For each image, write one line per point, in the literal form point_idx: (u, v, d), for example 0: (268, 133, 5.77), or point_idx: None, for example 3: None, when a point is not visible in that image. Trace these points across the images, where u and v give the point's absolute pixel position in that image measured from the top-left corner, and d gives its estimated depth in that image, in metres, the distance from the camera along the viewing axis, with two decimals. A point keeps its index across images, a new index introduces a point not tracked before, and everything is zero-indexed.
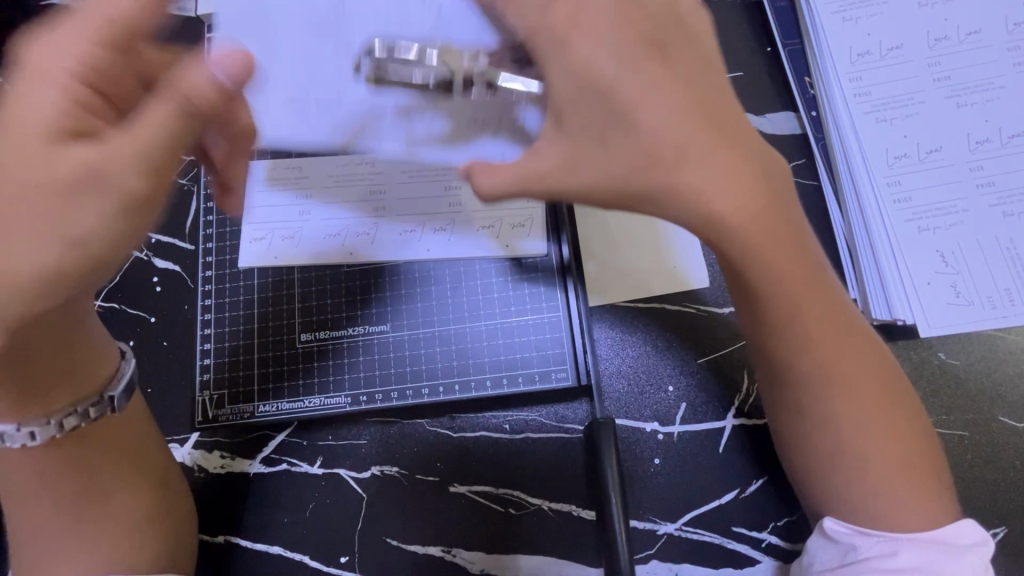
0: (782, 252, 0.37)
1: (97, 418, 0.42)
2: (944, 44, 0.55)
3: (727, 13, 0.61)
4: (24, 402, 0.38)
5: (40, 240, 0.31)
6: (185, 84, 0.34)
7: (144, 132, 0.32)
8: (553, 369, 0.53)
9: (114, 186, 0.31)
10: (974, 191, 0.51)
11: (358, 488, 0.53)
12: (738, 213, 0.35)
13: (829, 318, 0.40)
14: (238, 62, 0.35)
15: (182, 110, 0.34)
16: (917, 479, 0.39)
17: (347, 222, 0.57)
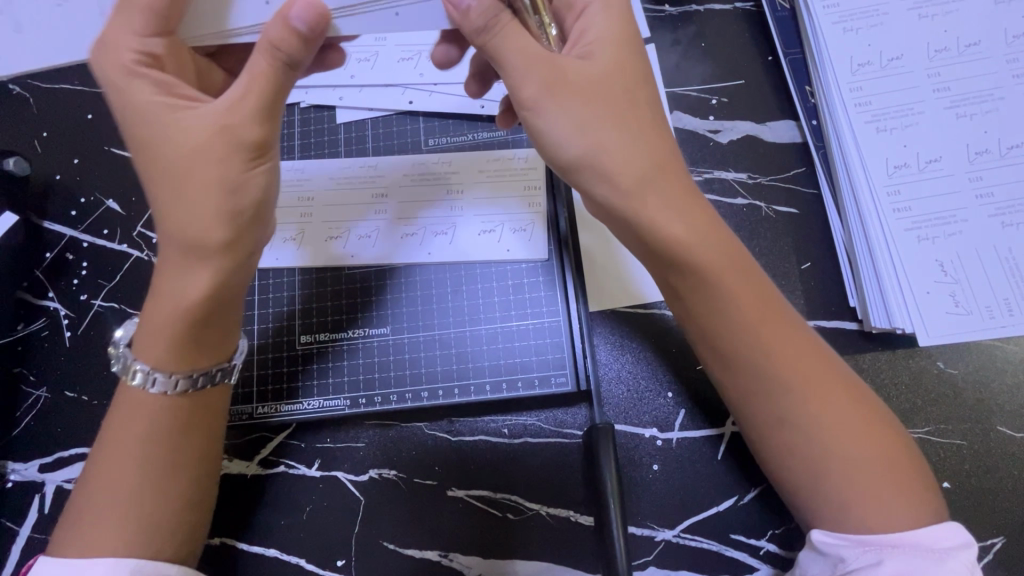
0: (736, 261, 0.42)
1: (206, 386, 0.44)
2: (943, 55, 0.55)
3: (728, 22, 0.62)
4: (182, 350, 0.42)
5: (213, 216, 0.39)
6: (278, 40, 0.39)
7: (253, 97, 0.40)
8: (552, 374, 0.53)
9: (235, 141, 0.40)
10: (974, 201, 0.52)
11: (356, 491, 0.53)
12: (693, 220, 0.41)
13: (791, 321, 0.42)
14: (314, 11, 0.39)
15: (286, 66, 0.40)
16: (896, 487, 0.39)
17: (350, 216, 0.57)
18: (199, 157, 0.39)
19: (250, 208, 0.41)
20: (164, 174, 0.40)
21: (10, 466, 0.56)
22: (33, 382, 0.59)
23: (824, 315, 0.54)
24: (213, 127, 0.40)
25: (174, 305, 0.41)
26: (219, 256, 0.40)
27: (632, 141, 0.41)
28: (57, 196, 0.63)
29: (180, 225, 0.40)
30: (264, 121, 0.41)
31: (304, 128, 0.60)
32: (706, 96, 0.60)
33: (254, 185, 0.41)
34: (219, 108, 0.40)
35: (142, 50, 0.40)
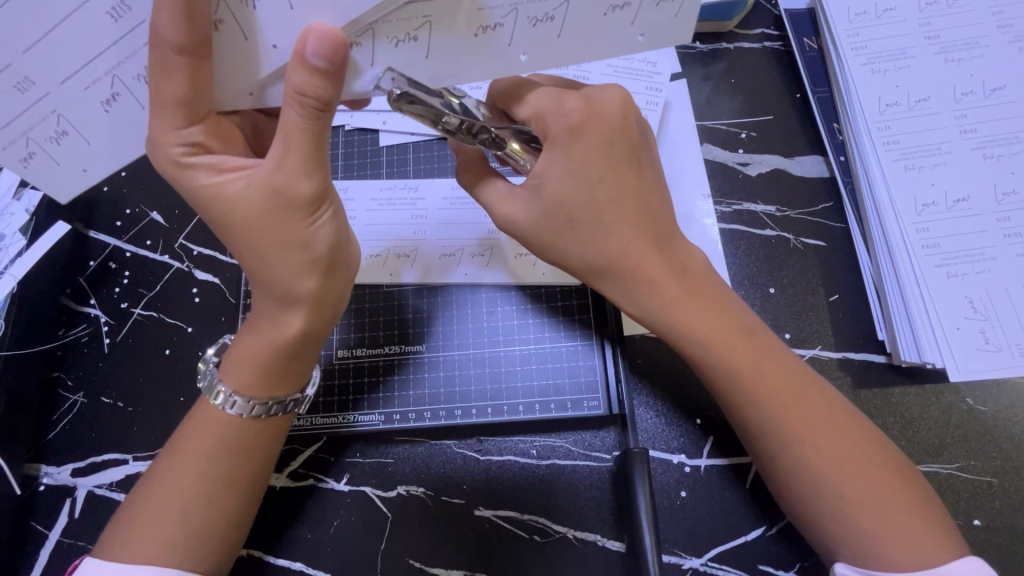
0: (719, 333, 0.45)
1: (278, 414, 0.47)
2: (969, 98, 0.57)
3: (757, 60, 0.64)
4: (271, 387, 0.45)
5: (296, 271, 0.42)
6: (303, 86, 0.37)
7: (294, 154, 0.39)
8: (584, 398, 0.54)
9: (290, 200, 0.40)
10: (1002, 240, 0.53)
11: (384, 507, 0.53)
12: (671, 302, 0.45)
13: (777, 375, 0.44)
14: (330, 42, 0.36)
15: (316, 111, 0.38)
16: (904, 524, 0.41)
17: (390, 236, 0.59)
18: (263, 223, 0.41)
19: (324, 257, 0.43)
20: (238, 242, 0.42)
21: (42, 470, 0.57)
22: (70, 387, 0.60)
23: (852, 347, 0.55)
24: (264, 189, 0.40)
25: (259, 344, 0.44)
26: (309, 301, 0.44)
27: (603, 238, 0.45)
28: (102, 206, 0.65)
29: (272, 276, 0.43)
30: (315, 170, 0.40)
31: (347, 149, 0.62)
32: (736, 130, 0.62)
33: (321, 236, 0.42)
34: (267, 167, 0.40)
35: (185, 142, 0.40)
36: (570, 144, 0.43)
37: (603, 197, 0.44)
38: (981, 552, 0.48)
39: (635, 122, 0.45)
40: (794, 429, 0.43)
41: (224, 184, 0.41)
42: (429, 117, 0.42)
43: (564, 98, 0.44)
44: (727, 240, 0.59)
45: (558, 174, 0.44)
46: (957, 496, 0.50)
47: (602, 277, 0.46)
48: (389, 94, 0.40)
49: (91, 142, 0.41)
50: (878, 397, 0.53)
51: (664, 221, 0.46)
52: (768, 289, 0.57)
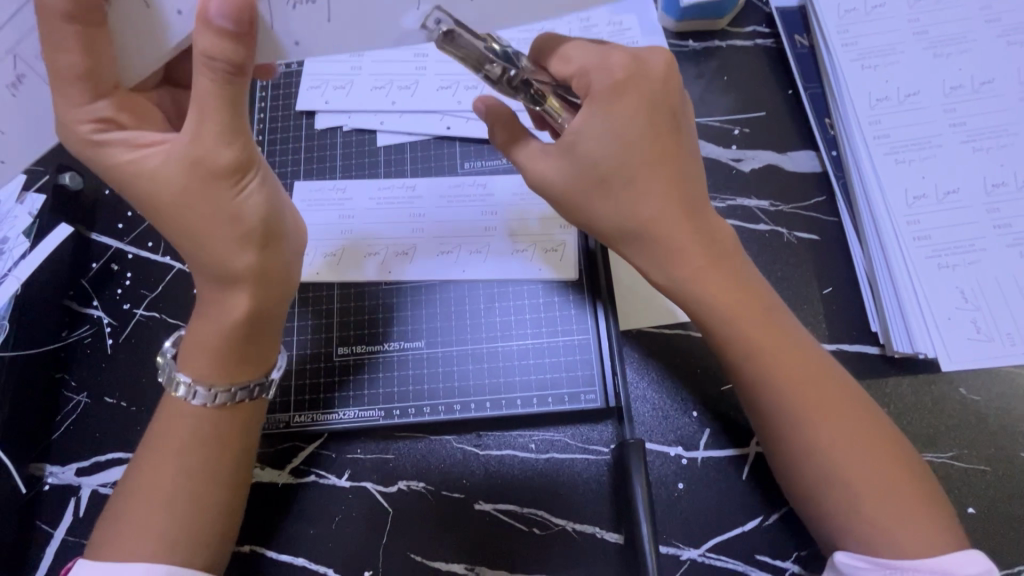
0: (740, 304, 0.45)
1: (246, 400, 0.48)
2: (958, 92, 0.58)
3: (750, 58, 0.65)
4: (228, 367, 0.46)
5: (233, 246, 0.43)
6: (210, 49, 0.37)
7: (210, 119, 0.40)
8: (581, 391, 0.54)
9: (211, 170, 0.41)
10: (991, 231, 0.53)
11: (386, 502, 0.54)
12: (699, 272, 0.45)
13: (793, 350, 0.45)
14: (236, 4, 0.36)
15: (230, 75, 0.38)
16: (913, 508, 0.41)
17: (388, 234, 0.59)
18: (190, 196, 0.42)
19: (257, 227, 0.44)
20: (170, 225, 0.43)
21: (47, 469, 0.58)
22: (74, 387, 0.61)
23: (846, 339, 0.55)
24: (184, 163, 0.41)
25: (209, 325, 0.45)
26: (247, 277, 0.45)
27: (635, 200, 0.44)
28: (104, 209, 0.66)
29: (207, 253, 0.44)
30: (235, 139, 0.41)
31: (346, 149, 0.63)
32: (729, 126, 0.63)
33: (252, 206, 0.43)
34: (184, 142, 0.41)
35: (93, 120, 0.41)
36: (614, 99, 0.43)
37: (639, 159, 0.44)
38: (975, 540, 0.49)
39: (678, 89, 0.46)
40: (811, 401, 0.44)
41: (144, 162, 0.42)
42: (472, 61, 0.42)
43: (609, 56, 0.44)
44: None
45: (596, 132, 0.43)
46: (952, 485, 0.51)
47: (630, 241, 0.46)
48: (433, 32, 0.41)
49: (9, 129, 0.41)
50: (872, 388, 0.54)
51: (697, 191, 0.46)
52: None
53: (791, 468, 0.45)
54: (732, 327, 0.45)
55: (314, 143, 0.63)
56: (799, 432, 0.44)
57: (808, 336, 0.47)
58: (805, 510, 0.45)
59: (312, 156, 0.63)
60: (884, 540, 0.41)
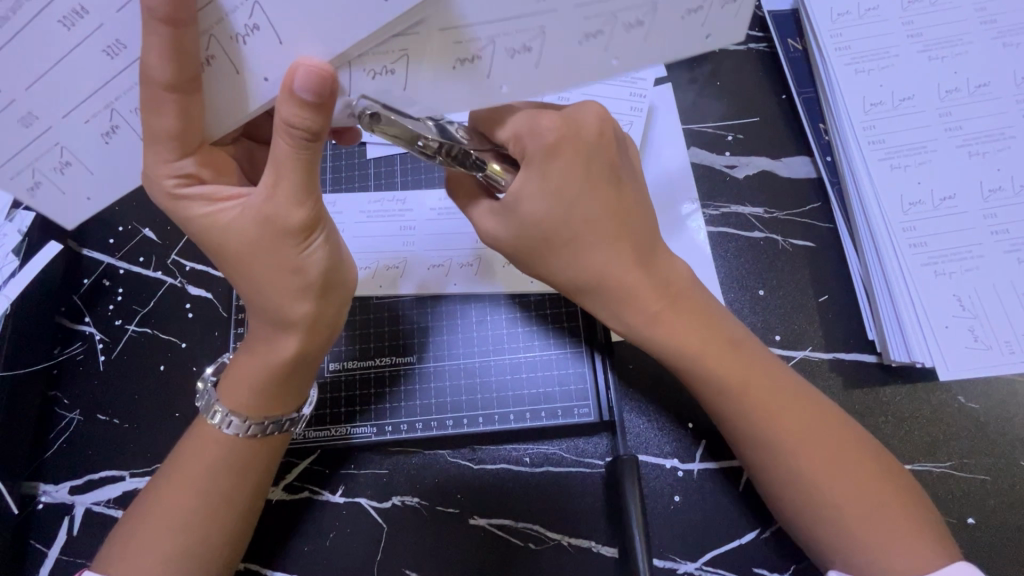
0: (706, 346, 0.45)
1: (274, 432, 0.47)
2: (954, 95, 0.57)
3: (743, 62, 0.64)
4: (267, 406, 0.46)
5: (291, 295, 0.43)
6: (292, 119, 0.36)
7: (286, 179, 0.39)
8: (575, 405, 0.54)
9: (281, 229, 0.40)
10: (988, 237, 0.53)
11: (380, 518, 0.53)
12: (655, 318, 0.46)
13: (763, 387, 0.45)
14: (315, 76, 0.35)
15: (305, 141, 0.38)
16: (905, 544, 0.40)
17: (380, 249, 0.59)
18: (259, 247, 0.41)
19: (317, 281, 0.43)
20: (234, 268, 0.43)
21: (41, 488, 0.58)
22: (66, 405, 0.60)
23: (843, 348, 0.55)
24: (255, 217, 0.40)
25: (257, 366, 0.45)
26: (304, 324, 0.44)
27: (584, 254, 0.45)
28: (95, 224, 0.66)
29: (266, 299, 0.43)
30: (305, 199, 0.40)
31: (336, 162, 0.62)
32: (723, 133, 0.62)
33: (314, 261, 0.42)
34: (259, 195, 0.40)
35: (176, 174, 0.40)
36: (546, 162, 0.43)
37: (581, 216, 0.44)
38: (975, 551, 0.48)
39: (614, 137, 0.45)
40: (784, 441, 0.43)
41: (219, 214, 0.42)
42: (404, 139, 0.41)
43: (540, 116, 0.43)
44: (716, 243, 0.59)
45: (535, 194, 0.44)
46: (949, 494, 0.50)
47: (587, 294, 0.47)
48: (359, 117, 0.40)
49: (95, 172, 0.40)
50: (869, 397, 0.53)
51: (648, 237, 0.46)
52: (758, 291, 0.57)
53: (772, 493, 0.45)
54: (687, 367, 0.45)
55: None
56: (768, 469, 0.44)
57: (782, 363, 0.47)
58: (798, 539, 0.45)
59: None
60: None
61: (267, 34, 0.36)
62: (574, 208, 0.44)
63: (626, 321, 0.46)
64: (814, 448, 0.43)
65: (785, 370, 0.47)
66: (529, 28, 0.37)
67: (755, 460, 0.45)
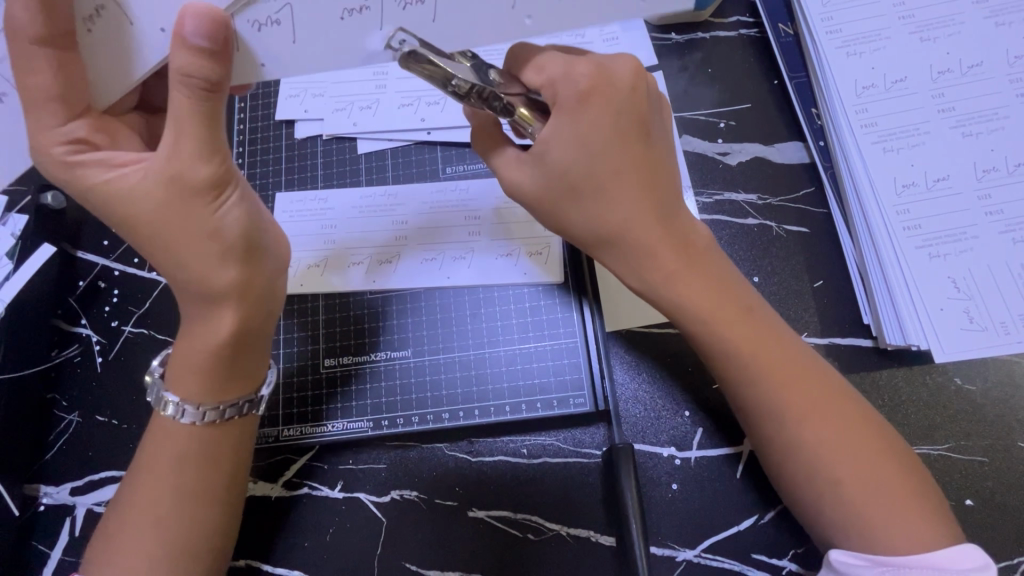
0: (722, 306, 0.45)
1: (235, 417, 0.47)
2: (947, 76, 0.56)
3: (734, 49, 0.64)
4: (224, 386, 0.46)
5: (214, 262, 0.42)
6: (187, 67, 0.37)
7: (187, 137, 0.39)
8: (570, 395, 0.54)
9: (189, 186, 0.40)
10: (983, 218, 0.53)
11: (379, 513, 0.53)
12: (672, 275, 0.45)
13: (776, 351, 0.45)
14: (210, 20, 0.36)
15: (204, 92, 0.38)
16: (903, 514, 0.41)
17: (371, 243, 0.59)
18: (169, 212, 0.41)
19: (237, 244, 0.43)
20: (154, 241, 0.42)
21: (42, 490, 0.58)
22: (65, 407, 0.60)
23: (838, 333, 0.55)
24: (162, 179, 0.40)
25: (202, 347, 0.44)
26: (234, 294, 0.44)
27: (604, 209, 0.44)
28: (90, 226, 0.66)
29: (190, 272, 0.42)
30: (212, 155, 0.40)
31: (326, 159, 0.62)
32: (715, 120, 0.62)
33: (231, 220, 0.42)
34: (159, 158, 0.40)
35: (67, 139, 0.40)
36: (576, 110, 0.42)
37: (605, 168, 0.44)
38: (974, 531, 0.48)
39: (646, 96, 0.44)
40: (792, 407, 0.43)
41: (122, 178, 0.41)
42: (439, 78, 0.41)
43: (575, 65, 0.43)
44: (710, 231, 0.58)
45: (563, 141, 0.43)
46: (948, 476, 0.50)
47: (603, 249, 0.46)
48: (398, 53, 0.40)
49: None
50: (865, 381, 0.53)
51: (671, 201, 0.46)
52: (752, 277, 0.57)
53: (776, 466, 0.45)
54: (708, 327, 0.45)
55: (295, 153, 0.63)
56: (772, 433, 0.44)
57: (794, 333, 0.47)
58: (800, 513, 0.45)
59: (293, 166, 0.62)
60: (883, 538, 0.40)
61: (282, 27, 0.39)
62: (599, 165, 0.43)
63: (645, 271, 0.45)
64: (823, 401, 0.43)
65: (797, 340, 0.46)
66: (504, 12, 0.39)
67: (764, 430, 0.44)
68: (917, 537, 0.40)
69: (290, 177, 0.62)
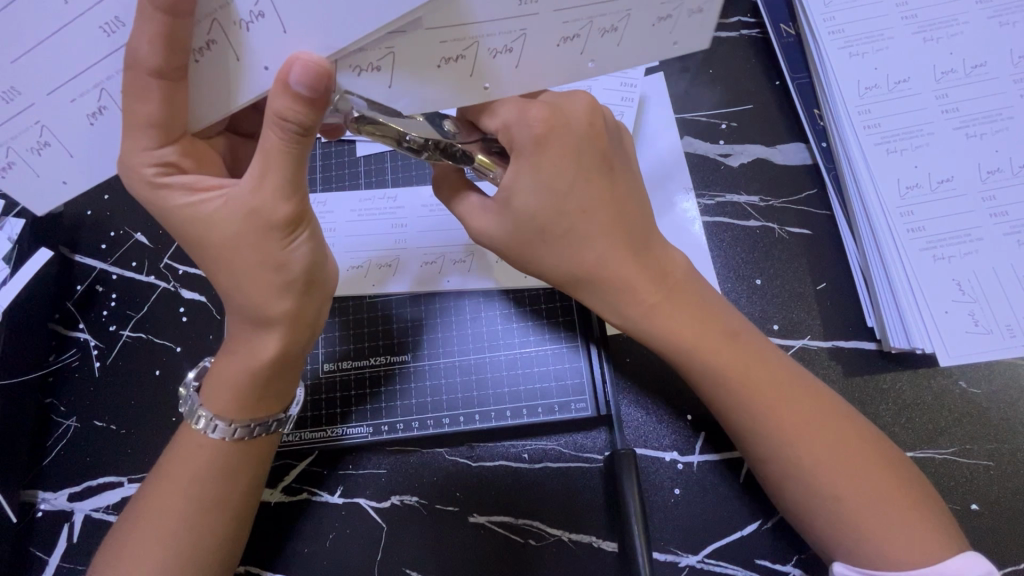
0: (701, 338, 0.45)
1: (262, 435, 0.47)
2: (950, 76, 0.56)
3: (735, 49, 0.63)
4: (262, 406, 0.46)
5: (272, 293, 0.42)
6: (285, 111, 0.37)
7: (273, 174, 0.39)
8: (572, 400, 0.54)
9: (267, 222, 0.40)
10: (987, 220, 0.52)
11: (379, 518, 0.53)
12: (653, 309, 0.45)
13: (762, 386, 0.44)
14: (316, 72, 0.36)
15: (298, 135, 0.38)
16: (907, 530, 0.40)
17: (371, 247, 0.58)
18: (240, 241, 0.41)
19: (300, 277, 0.43)
20: (212, 261, 0.42)
21: (40, 495, 0.57)
22: (63, 412, 0.60)
23: (842, 336, 0.54)
24: (242, 210, 0.40)
25: (244, 367, 0.44)
26: (283, 323, 0.43)
27: (579, 249, 0.45)
28: (88, 230, 0.65)
29: (243, 295, 0.42)
30: (293, 193, 0.40)
31: (325, 161, 0.62)
32: (716, 121, 0.61)
33: (298, 258, 0.42)
34: (245, 187, 0.40)
35: (156, 163, 0.40)
36: (537, 154, 0.42)
37: (576, 208, 0.44)
38: (979, 537, 0.48)
39: (605, 129, 0.45)
40: (782, 436, 0.43)
41: (201, 204, 0.41)
42: (392, 137, 0.42)
43: (529, 108, 0.42)
44: (712, 233, 0.58)
45: (529, 188, 0.43)
46: (952, 481, 0.49)
47: (583, 288, 0.46)
48: (348, 121, 0.42)
49: (74, 154, 0.40)
50: (869, 385, 0.52)
51: (642, 232, 0.46)
52: (754, 280, 0.56)
53: (774, 485, 0.44)
54: (683, 363, 0.45)
55: None
56: (764, 461, 0.44)
57: (780, 352, 0.46)
58: (796, 524, 0.44)
59: None
60: (892, 555, 0.40)
61: (270, 22, 0.36)
62: (569, 205, 0.44)
63: (621, 311, 0.46)
64: (812, 429, 0.42)
65: (783, 360, 0.46)
66: (511, 31, 0.38)
67: (755, 457, 0.44)
68: (925, 555, 0.39)
69: None
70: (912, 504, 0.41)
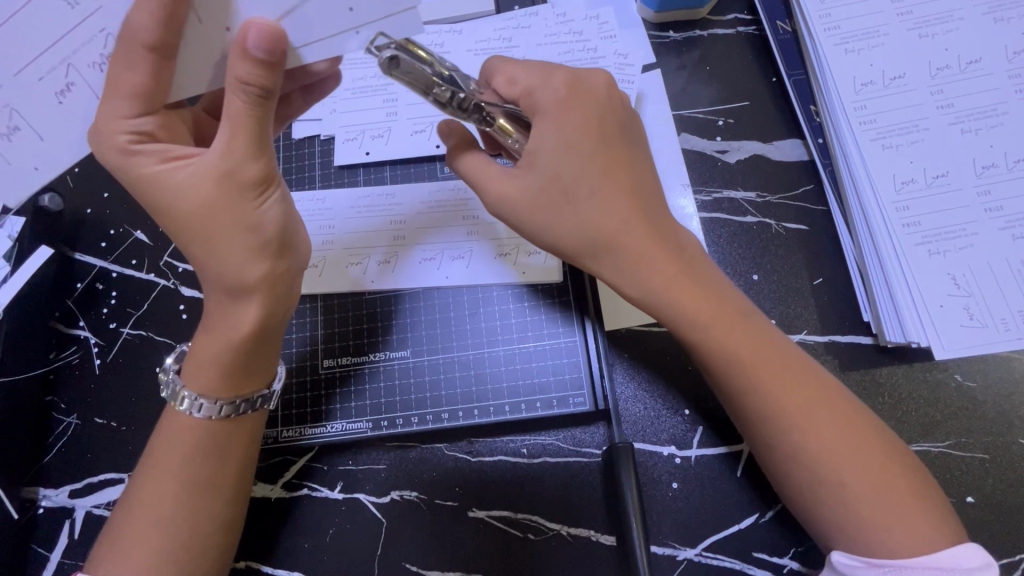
0: (716, 313, 0.44)
1: (247, 412, 0.47)
2: (945, 72, 0.56)
3: (731, 46, 0.64)
4: (242, 382, 0.46)
5: (247, 257, 0.43)
6: (245, 75, 0.38)
7: (243, 136, 0.41)
8: (570, 394, 0.54)
9: (238, 183, 0.41)
10: (982, 215, 0.53)
11: (379, 514, 0.53)
12: (671, 280, 0.44)
13: (776, 361, 0.44)
14: (270, 34, 0.37)
15: (260, 98, 0.40)
16: (905, 518, 0.40)
17: (370, 242, 0.59)
18: (215, 207, 0.42)
19: (273, 240, 0.44)
20: (186, 233, 0.43)
21: (42, 493, 0.58)
22: (64, 409, 0.60)
23: (839, 330, 0.54)
24: (214, 172, 0.41)
25: (224, 339, 0.44)
26: (261, 290, 0.44)
27: (597, 214, 0.44)
28: (88, 228, 0.66)
29: (219, 267, 0.43)
30: (260, 155, 0.42)
31: (324, 159, 0.62)
32: (713, 117, 0.62)
33: (270, 218, 0.43)
34: (216, 151, 0.41)
35: (132, 131, 0.41)
36: (556, 116, 0.45)
37: (592, 172, 0.44)
38: (975, 530, 0.48)
39: (617, 104, 0.47)
40: (796, 409, 0.43)
41: (172, 171, 0.42)
42: (420, 86, 0.42)
43: (548, 76, 0.46)
44: (708, 229, 0.58)
45: (548, 149, 0.44)
46: (948, 474, 0.50)
47: (601, 254, 0.45)
48: (380, 59, 0.40)
49: (47, 138, 0.42)
50: (865, 379, 0.53)
51: (658, 209, 0.46)
52: (752, 275, 0.57)
53: (776, 473, 0.45)
54: (700, 332, 0.44)
55: (291, 153, 0.63)
56: (773, 442, 0.44)
57: (784, 336, 0.46)
58: (801, 518, 0.45)
59: (290, 167, 0.62)
60: (890, 543, 0.40)
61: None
62: (585, 169, 0.44)
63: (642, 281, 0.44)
64: (817, 406, 0.43)
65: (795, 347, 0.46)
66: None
67: (764, 440, 0.44)
68: (922, 541, 0.40)
69: (288, 177, 0.62)
70: (910, 492, 0.41)
